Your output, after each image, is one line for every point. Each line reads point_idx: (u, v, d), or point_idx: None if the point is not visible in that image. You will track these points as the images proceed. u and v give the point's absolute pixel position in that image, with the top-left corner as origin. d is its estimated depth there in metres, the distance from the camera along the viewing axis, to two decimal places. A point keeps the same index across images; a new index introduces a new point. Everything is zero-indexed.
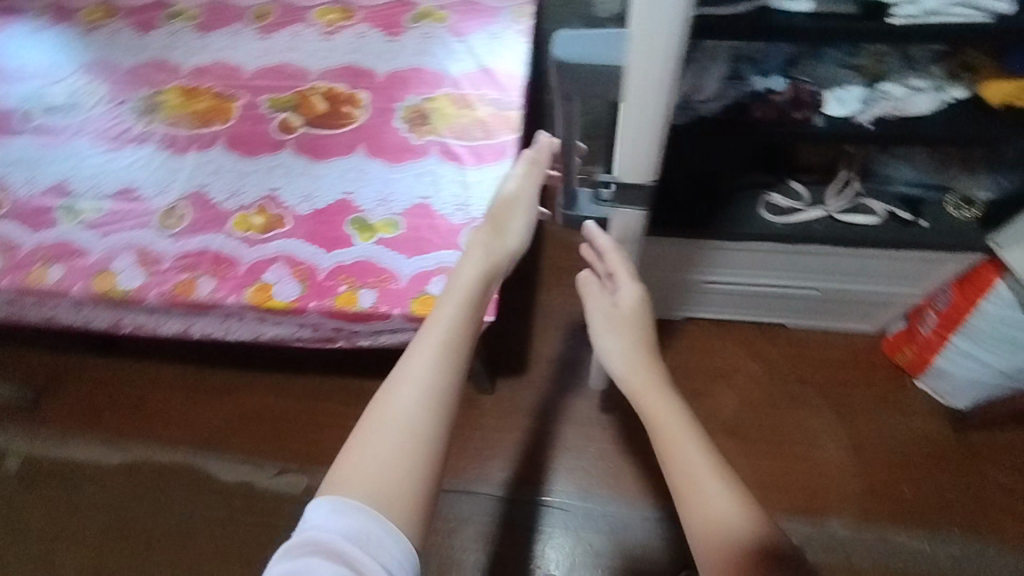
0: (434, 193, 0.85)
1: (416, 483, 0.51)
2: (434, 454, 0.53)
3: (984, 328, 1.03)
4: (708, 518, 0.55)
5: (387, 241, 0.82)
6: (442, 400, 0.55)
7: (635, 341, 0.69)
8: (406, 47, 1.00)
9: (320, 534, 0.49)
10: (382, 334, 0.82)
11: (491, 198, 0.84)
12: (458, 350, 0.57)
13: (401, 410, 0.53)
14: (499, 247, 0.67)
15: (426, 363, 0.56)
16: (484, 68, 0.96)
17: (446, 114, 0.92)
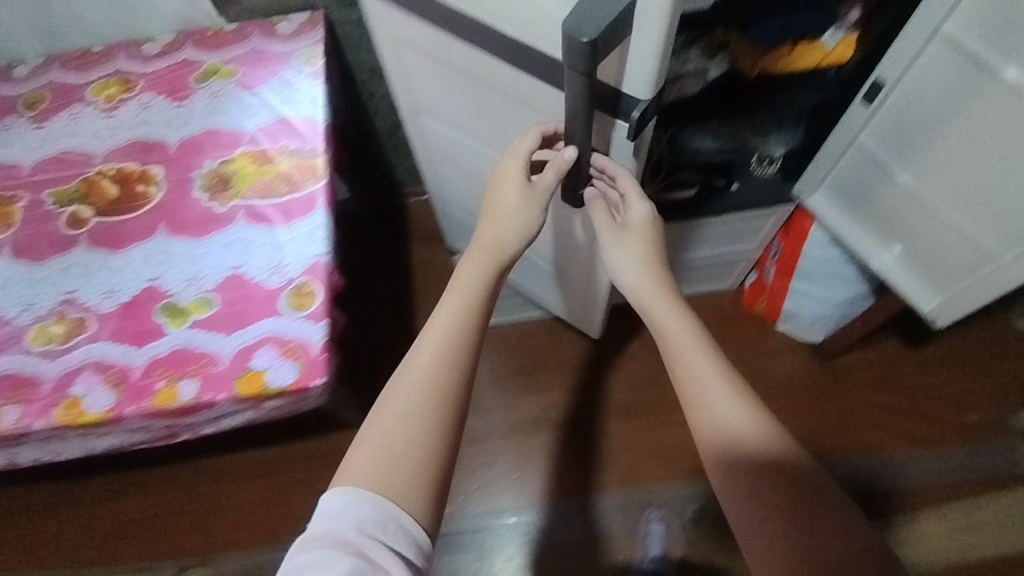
0: (246, 260, 0.81)
1: (429, 457, 0.53)
2: (448, 426, 0.55)
3: (815, 265, 1.10)
4: (719, 433, 0.55)
5: (202, 323, 0.78)
6: (445, 383, 0.56)
7: (644, 264, 0.69)
8: (195, 111, 0.94)
9: (336, 528, 0.48)
10: (215, 422, 0.78)
11: (295, 258, 0.81)
12: (460, 331, 0.59)
13: (416, 382, 0.55)
14: (498, 231, 0.67)
15: (430, 345, 0.58)
16: (281, 117, 0.91)
17: (246, 174, 0.87)
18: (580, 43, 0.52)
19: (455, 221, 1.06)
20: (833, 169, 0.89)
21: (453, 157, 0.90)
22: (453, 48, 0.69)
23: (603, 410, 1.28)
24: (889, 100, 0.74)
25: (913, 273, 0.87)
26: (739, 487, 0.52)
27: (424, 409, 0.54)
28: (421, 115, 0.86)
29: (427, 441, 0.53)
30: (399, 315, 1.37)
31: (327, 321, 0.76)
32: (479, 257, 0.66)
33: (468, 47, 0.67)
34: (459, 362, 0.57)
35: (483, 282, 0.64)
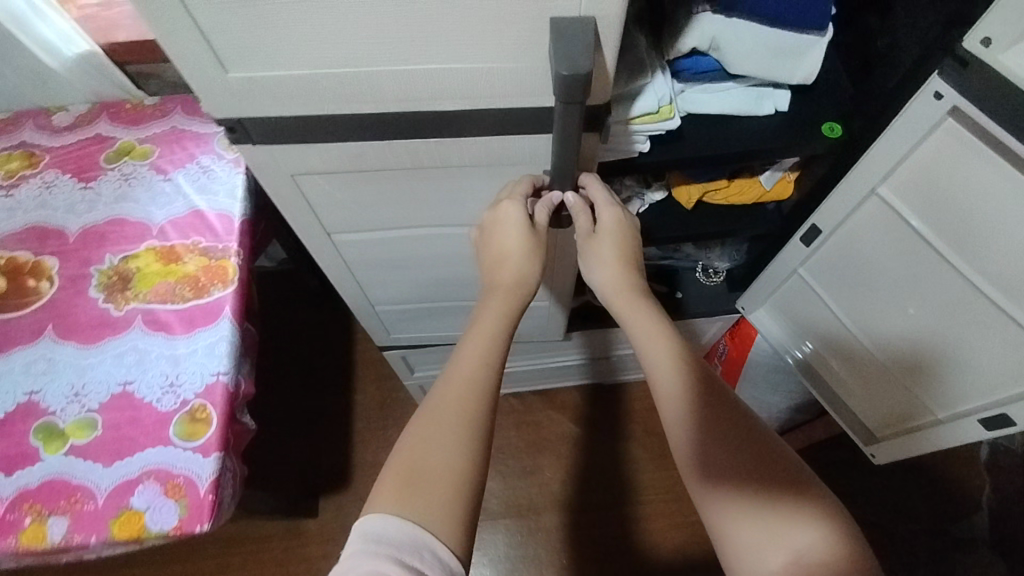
0: (138, 375, 0.74)
1: (461, 487, 0.46)
2: (478, 451, 0.49)
3: (760, 372, 1.05)
4: (707, 432, 0.51)
5: (81, 450, 0.71)
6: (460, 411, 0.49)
7: (619, 265, 0.58)
8: (102, 196, 0.86)
9: (374, 558, 0.42)
10: (93, 554, 0.71)
11: (188, 378, 0.74)
12: (481, 353, 0.53)
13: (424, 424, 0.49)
14: (511, 264, 0.56)
15: (451, 372, 0.52)
16: (196, 210, 0.84)
17: (149, 274, 0.80)
18: (583, 75, 0.39)
19: (388, 317, 0.86)
20: (773, 293, 0.85)
21: (398, 256, 0.70)
22: (402, 149, 0.52)
23: (541, 499, 1.25)
24: (824, 246, 0.72)
25: (837, 397, 0.85)
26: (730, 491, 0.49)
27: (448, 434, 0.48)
28: (335, 232, 0.64)
29: (454, 469, 0.47)
30: (339, 390, 1.33)
31: (218, 454, 0.70)
32: (499, 285, 0.57)
33: (426, 140, 0.50)
34: (478, 385, 0.51)
35: (510, 305, 0.56)
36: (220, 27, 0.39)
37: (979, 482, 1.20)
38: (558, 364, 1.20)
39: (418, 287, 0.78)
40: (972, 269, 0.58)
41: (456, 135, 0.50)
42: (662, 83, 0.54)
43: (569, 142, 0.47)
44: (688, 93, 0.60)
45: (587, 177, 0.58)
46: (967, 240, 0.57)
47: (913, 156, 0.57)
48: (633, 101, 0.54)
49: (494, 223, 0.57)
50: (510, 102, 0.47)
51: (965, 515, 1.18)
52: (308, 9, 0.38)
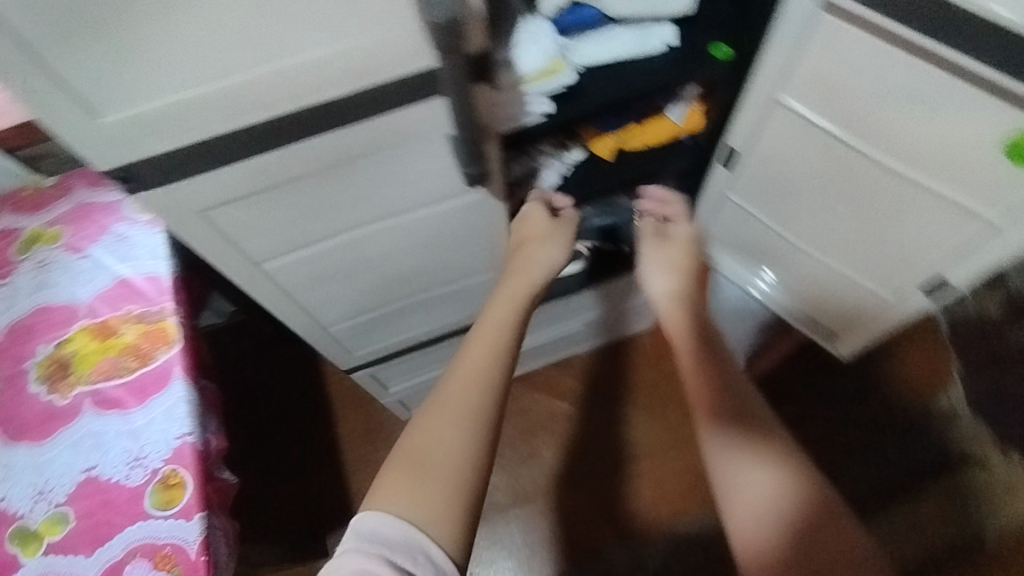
0: (101, 457, 0.72)
1: (462, 471, 0.45)
2: (485, 434, 0.48)
3: None
4: (715, 403, 0.50)
5: (60, 546, 0.68)
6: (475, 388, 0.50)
7: (673, 267, 0.66)
8: (21, 290, 0.82)
9: (365, 557, 0.41)
10: None
11: (151, 447, 0.72)
12: (496, 338, 0.54)
13: (433, 405, 0.49)
14: (533, 249, 0.65)
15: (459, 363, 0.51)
16: (121, 279, 0.81)
17: (88, 354, 0.77)
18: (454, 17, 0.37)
19: (345, 339, 0.85)
20: (713, 223, 0.88)
21: (335, 270, 0.67)
22: (299, 155, 0.48)
23: (545, 480, 1.25)
24: (745, 163, 0.75)
25: (791, 303, 0.89)
26: (727, 448, 0.47)
27: (455, 417, 0.48)
28: (265, 262, 0.60)
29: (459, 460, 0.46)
30: (320, 426, 1.31)
31: (200, 515, 0.68)
32: (522, 274, 0.62)
33: (318, 137, 0.47)
34: (489, 376, 0.50)
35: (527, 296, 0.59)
36: (74, 68, 0.38)
37: (945, 355, 1.25)
38: (532, 346, 1.19)
39: (366, 295, 0.75)
40: (886, 153, 0.61)
41: (359, 119, 0.47)
42: (543, 35, 0.53)
43: (464, 99, 0.45)
44: (574, 48, 0.60)
45: (506, 128, 0.57)
46: (873, 125, 0.59)
47: (805, 57, 0.59)
48: (519, 60, 0.53)
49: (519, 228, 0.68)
50: (397, 81, 0.45)
51: (942, 392, 1.22)
52: (158, 28, 0.37)
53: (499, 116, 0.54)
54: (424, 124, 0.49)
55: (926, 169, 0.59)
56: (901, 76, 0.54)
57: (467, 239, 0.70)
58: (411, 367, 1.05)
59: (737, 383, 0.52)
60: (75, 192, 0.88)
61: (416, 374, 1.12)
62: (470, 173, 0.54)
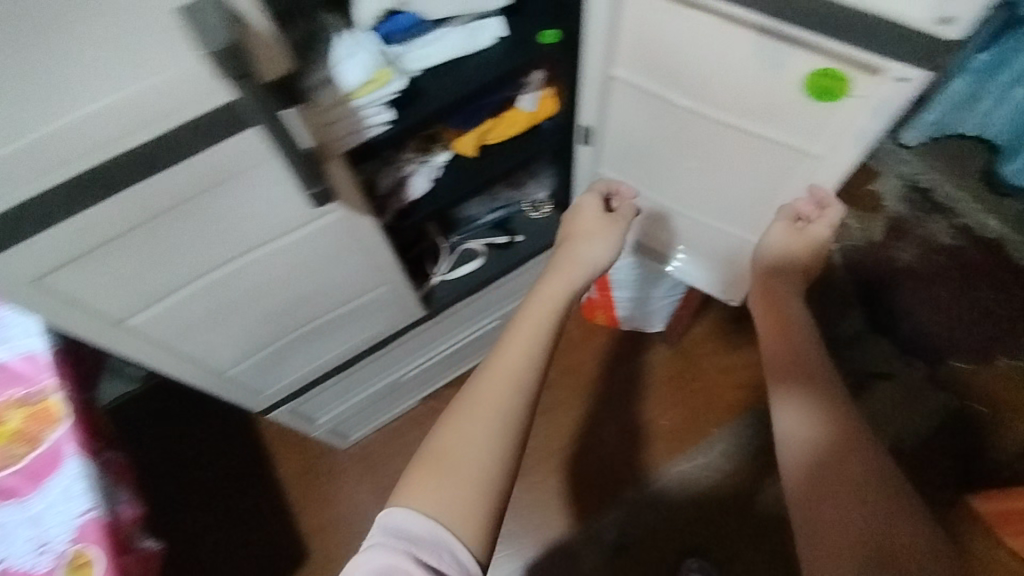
0: (3, 552, 0.68)
1: (490, 467, 0.48)
2: (515, 435, 0.50)
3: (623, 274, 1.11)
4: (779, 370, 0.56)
5: None
6: (508, 387, 0.52)
7: (790, 249, 0.68)
8: None
9: (394, 554, 0.44)
10: None
11: (56, 530, 0.68)
12: (531, 341, 0.56)
13: (467, 403, 0.51)
14: (580, 244, 0.70)
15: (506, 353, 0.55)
16: None
17: None
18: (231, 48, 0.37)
19: (250, 380, 0.83)
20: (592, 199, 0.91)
21: (211, 311, 0.65)
22: (125, 211, 0.46)
23: None
24: (603, 136, 0.77)
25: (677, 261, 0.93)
26: (786, 409, 0.52)
27: (495, 417, 0.50)
28: (128, 317, 0.59)
29: (478, 456, 0.48)
30: (260, 472, 1.28)
31: None
32: (564, 271, 0.66)
33: (136, 187, 0.44)
34: (531, 364, 0.54)
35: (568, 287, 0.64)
36: None
37: (838, 283, 1.34)
38: (455, 350, 1.19)
39: (257, 331, 0.74)
40: (715, 108, 0.63)
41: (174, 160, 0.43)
42: (362, 50, 0.54)
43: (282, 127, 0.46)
44: (408, 55, 0.60)
45: (350, 145, 0.57)
46: (696, 85, 0.61)
47: (623, 30, 0.60)
48: (341, 76, 0.53)
49: (574, 218, 0.75)
50: None
51: (841, 318, 1.31)
52: None
53: (334, 135, 0.54)
54: (256, 162, 0.48)
55: (754, 118, 0.61)
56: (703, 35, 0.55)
57: (345, 258, 0.70)
58: (333, 394, 1.05)
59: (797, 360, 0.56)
60: None
61: (342, 401, 1.11)
62: (314, 193, 0.53)
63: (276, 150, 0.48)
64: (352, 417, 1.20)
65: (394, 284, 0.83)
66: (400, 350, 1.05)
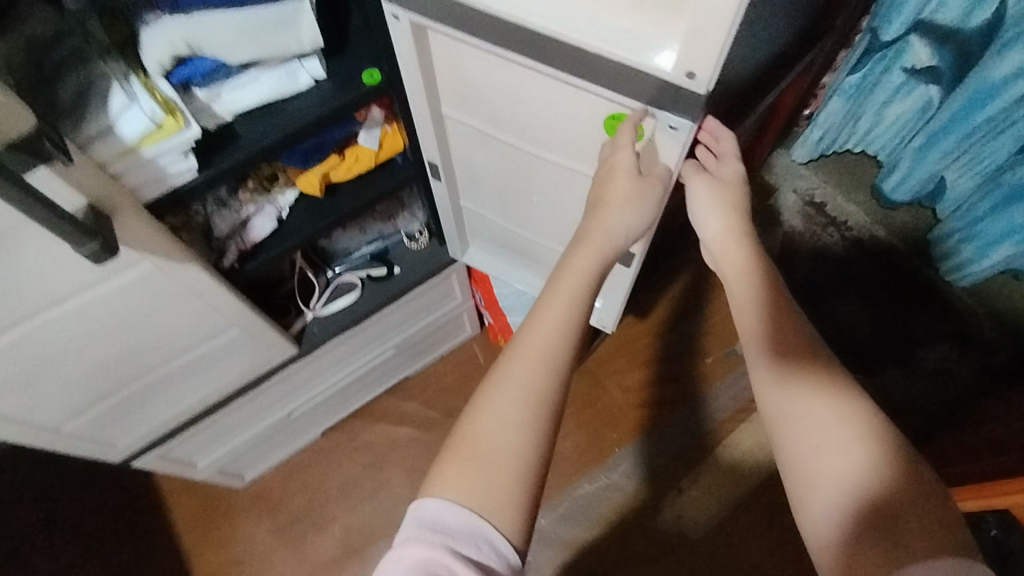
0: None
1: (525, 466, 0.45)
2: (546, 428, 0.46)
3: (512, 299, 1.10)
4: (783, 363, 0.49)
5: None
6: (546, 381, 0.47)
7: (729, 204, 0.60)
8: None
9: (429, 547, 0.41)
10: None
11: None
12: (561, 319, 0.48)
13: (496, 391, 0.46)
14: (610, 213, 0.54)
15: (535, 323, 0.49)
16: None
17: None
18: None
19: (95, 434, 0.79)
20: (461, 229, 0.90)
21: (23, 371, 0.61)
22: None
23: (399, 510, 1.25)
24: (449, 170, 0.76)
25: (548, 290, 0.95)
26: (800, 402, 0.47)
27: (529, 407, 0.46)
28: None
29: (512, 447, 0.45)
30: (152, 520, 1.24)
31: None
32: (590, 240, 0.53)
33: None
34: (564, 344, 0.48)
35: (600, 260, 0.52)
36: None
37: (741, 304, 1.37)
38: (348, 383, 1.16)
39: (87, 386, 0.69)
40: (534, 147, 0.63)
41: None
42: (146, 98, 0.51)
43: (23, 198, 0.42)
44: (223, 95, 0.59)
45: (151, 196, 0.56)
46: (515, 126, 0.62)
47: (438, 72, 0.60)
48: (119, 128, 0.50)
49: (606, 173, 0.55)
50: None
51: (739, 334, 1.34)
52: None
53: (121, 187, 0.53)
54: (17, 224, 0.47)
55: (566, 154, 0.62)
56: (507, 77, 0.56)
57: (178, 303, 0.67)
58: (211, 436, 1.01)
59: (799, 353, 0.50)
60: None
61: (224, 443, 1.07)
62: (89, 251, 0.50)
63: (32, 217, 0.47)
64: (241, 457, 1.15)
65: (250, 328, 0.80)
66: (282, 387, 1.02)
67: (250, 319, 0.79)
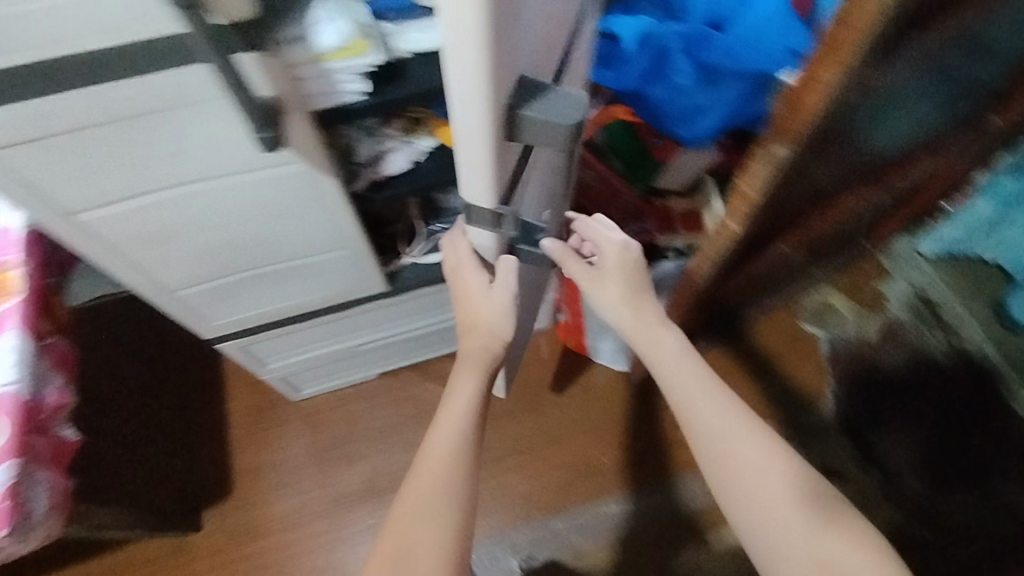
0: None
1: (440, 550, 0.66)
2: (453, 517, 0.68)
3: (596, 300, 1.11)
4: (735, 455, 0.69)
5: None
6: (451, 484, 0.69)
7: (623, 293, 0.76)
8: None
9: None
10: None
11: None
12: (458, 427, 0.73)
13: (421, 494, 0.69)
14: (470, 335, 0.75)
15: (438, 447, 0.72)
16: None
17: None
18: None
19: (195, 304, 0.85)
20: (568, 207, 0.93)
21: (161, 227, 0.67)
22: (66, 105, 0.48)
23: None
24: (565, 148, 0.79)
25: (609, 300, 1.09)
26: (751, 488, 0.67)
27: (442, 502, 0.68)
28: (77, 213, 0.61)
29: (432, 536, 0.67)
30: (208, 403, 1.32)
31: (11, 462, 0.70)
32: (468, 355, 0.76)
33: (85, 85, 0.47)
34: (459, 458, 0.71)
35: (480, 371, 0.76)
36: None
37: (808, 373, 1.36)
38: (417, 334, 1.21)
39: (203, 259, 0.76)
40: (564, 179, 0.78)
41: (120, 77, 0.47)
42: (342, 17, 0.57)
43: (223, 66, 0.47)
44: (403, 35, 0.62)
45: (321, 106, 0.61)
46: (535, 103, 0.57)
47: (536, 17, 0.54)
48: (314, 35, 0.55)
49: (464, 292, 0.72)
50: (139, 43, 0.45)
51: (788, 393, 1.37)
52: None
53: (301, 89, 0.57)
54: (210, 95, 0.51)
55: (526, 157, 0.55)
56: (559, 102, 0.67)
57: (308, 210, 0.73)
58: (286, 343, 1.07)
59: (742, 444, 0.69)
60: None
61: (294, 354, 1.13)
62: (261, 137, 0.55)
63: (227, 93, 0.51)
64: (304, 372, 1.22)
65: (356, 254, 0.86)
66: (360, 320, 1.08)
67: (360, 246, 0.84)
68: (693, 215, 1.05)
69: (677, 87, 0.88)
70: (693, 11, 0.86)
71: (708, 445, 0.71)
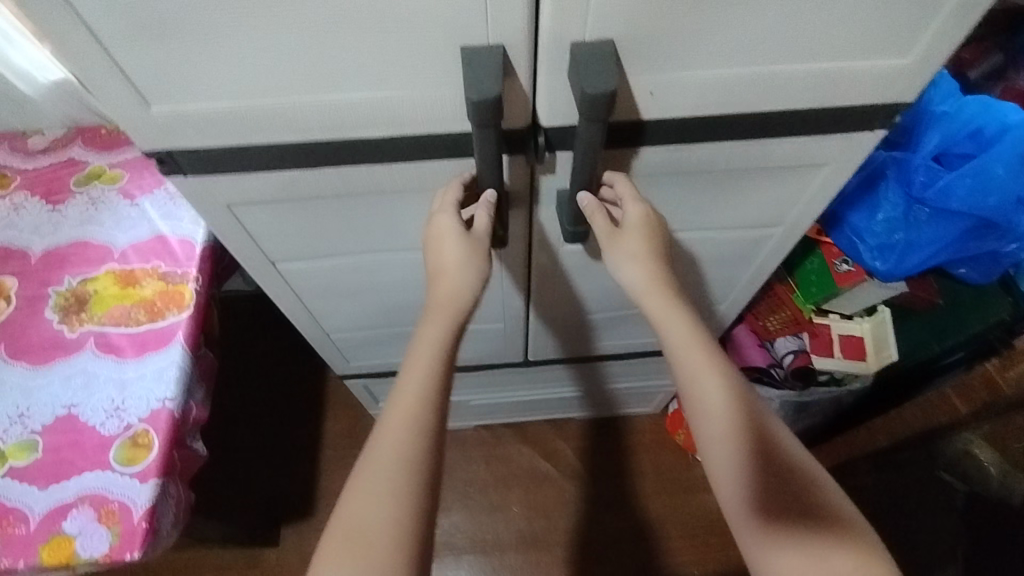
0: (84, 398, 0.75)
1: (397, 544, 0.50)
2: (417, 493, 0.52)
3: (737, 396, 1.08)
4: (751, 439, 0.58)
5: (20, 472, 0.71)
6: (412, 453, 0.52)
7: (648, 254, 0.58)
8: (68, 218, 0.85)
9: None
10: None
11: (132, 405, 0.74)
12: (421, 389, 0.54)
13: (375, 460, 0.52)
14: (450, 280, 0.54)
15: (398, 395, 0.54)
16: (159, 235, 0.84)
17: (106, 297, 0.80)
18: (492, 101, 0.40)
19: (341, 346, 0.84)
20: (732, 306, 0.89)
21: (346, 282, 0.68)
22: (326, 176, 0.50)
23: (507, 536, 1.26)
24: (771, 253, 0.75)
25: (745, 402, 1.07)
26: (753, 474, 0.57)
27: (399, 470, 0.52)
28: (278, 262, 0.62)
29: (384, 515, 0.51)
30: (307, 419, 1.31)
31: (156, 481, 0.70)
32: (439, 309, 0.55)
33: (356, 159, 0.49)
34: (430, 422, 0.53)
35: (450, 328, 0.55)
36: (158, 70, 0.41)
37: None
38: (529, 399, 1.19)
39: (370, 313, 0.75)
40: (755, 264, 0.77)
41: (386, 160, 0.49)
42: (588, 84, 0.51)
43: (492, 166, 0.47)
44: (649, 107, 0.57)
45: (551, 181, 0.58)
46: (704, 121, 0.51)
47: (745, 98, 0.49)
48: None
49: (435, 235, 0.54)
50: (423, 136, 0.48)
51: None
52: (221, 54, 0.40)
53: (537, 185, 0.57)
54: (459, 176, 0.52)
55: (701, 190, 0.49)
56: (774, 207, 0.65)
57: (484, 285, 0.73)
58: None
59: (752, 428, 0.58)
60: (121, 155, 0.89)
61: None
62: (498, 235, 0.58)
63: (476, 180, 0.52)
64: None
65: (508, 328, 0.85)
66: (485, 379, 1.07)
67: (516, 322, 0.83)
68: (855, 340, 0.98)
69: (885, 220, 0.82)
70: (925, 142, 0.77)
71: (718, 422, 0.58)
